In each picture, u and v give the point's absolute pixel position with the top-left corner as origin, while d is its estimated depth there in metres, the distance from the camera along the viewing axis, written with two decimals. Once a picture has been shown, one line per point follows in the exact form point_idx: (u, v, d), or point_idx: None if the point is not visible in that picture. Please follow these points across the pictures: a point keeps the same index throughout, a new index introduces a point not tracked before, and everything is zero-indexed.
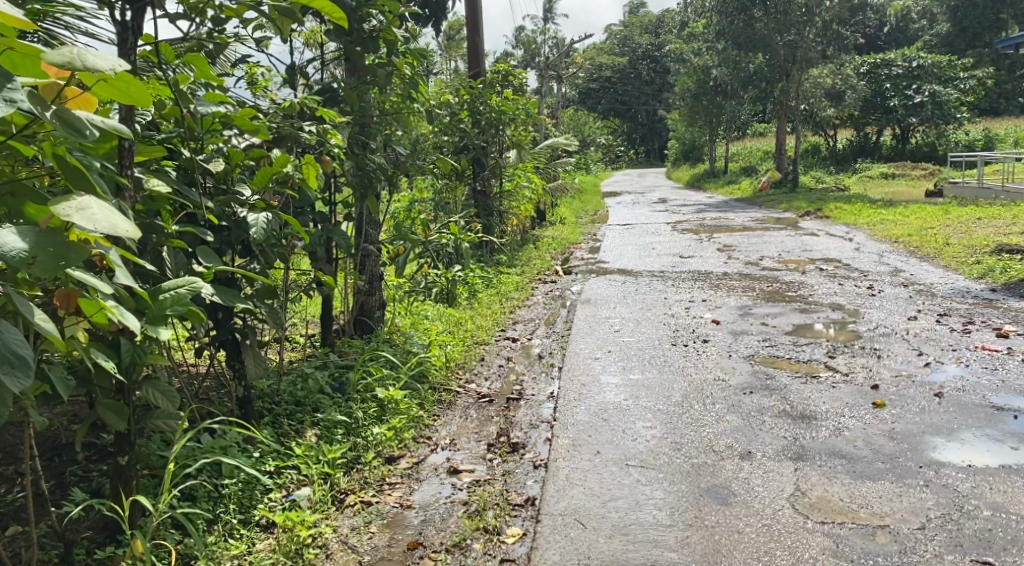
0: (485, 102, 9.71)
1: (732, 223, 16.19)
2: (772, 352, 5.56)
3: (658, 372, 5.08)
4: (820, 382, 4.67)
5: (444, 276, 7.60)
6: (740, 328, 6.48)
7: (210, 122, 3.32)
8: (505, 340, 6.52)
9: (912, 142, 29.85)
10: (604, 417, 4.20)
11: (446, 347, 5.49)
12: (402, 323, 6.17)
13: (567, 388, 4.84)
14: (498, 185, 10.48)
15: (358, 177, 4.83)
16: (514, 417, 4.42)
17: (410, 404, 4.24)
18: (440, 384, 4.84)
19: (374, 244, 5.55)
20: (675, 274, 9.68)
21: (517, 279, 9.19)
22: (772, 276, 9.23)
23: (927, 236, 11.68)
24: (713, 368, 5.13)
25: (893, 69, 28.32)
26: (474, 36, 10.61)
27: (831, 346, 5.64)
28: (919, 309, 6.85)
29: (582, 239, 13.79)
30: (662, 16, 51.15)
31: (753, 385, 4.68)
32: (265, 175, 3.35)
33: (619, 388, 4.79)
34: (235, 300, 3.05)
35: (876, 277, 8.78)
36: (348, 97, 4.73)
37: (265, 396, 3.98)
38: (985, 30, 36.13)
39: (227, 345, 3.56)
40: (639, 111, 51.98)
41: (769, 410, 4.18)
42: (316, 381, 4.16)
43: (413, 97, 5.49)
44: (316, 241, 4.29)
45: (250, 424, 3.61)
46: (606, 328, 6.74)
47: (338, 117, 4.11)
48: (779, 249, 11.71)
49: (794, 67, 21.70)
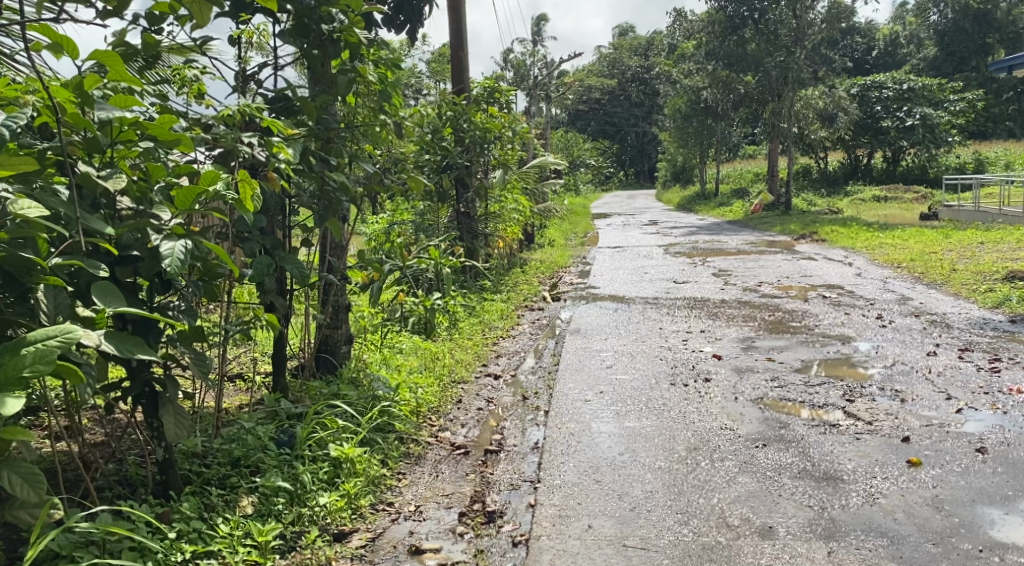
0: (469, 119, 9.20)
1: (725, 246, 15.67)
2: (781, 393, 4.98)
3: (655, 419, 4.49)
4: (842, 434, 4.09)
5: (422, 304, 7.01)
6: (744, 364, 5.90)
7: (119, 130, 2.80)
8: (486, 376, 5.93)
9: (903, 164, 29.56)
10: (596, 477, 3.61)
11: (418, 389, 4.90)
12: (370, 359, 5.58)
13: (553, 438, 4.24)
14: (483, 206, 9.92)
15: (318, 199, 4.27)
16: (492, 476, 3.82)
17: (369, 463, 3.65)
18: (408, 434, 4.24)
19: (338, 274, 4.98)
20: (669, 301, 9.12)
21: (502, 305, 8.61)
22: (772, 304, 8.68)
23: (931, 261, 11.19)
24: (718, 414, 4.54)
25: (884, 91, 28.10)
26: (458, 52, 10.10)
27: (847, 386, 5.07)
28: (937, 343, 6.30)
29: (571, 262, 13.21)
30: (651, 40, 51.18)
31: (765, 436, 4.10)
32: (189, 192, 2.83)
33: (613, 438, 4.19)
34: (133, 351, 2.46)
35: (883, 306, 8.24)
36: (305, 108, 4.18)
37: (198, 456, 3.40)
38: (972, 53, 36.07)
39: (144, 397, 2.99)
40: (628, 133, 51.73)
41: (787, 470, 3.60)
42: (260, 435, 3.58)
43: (385, 110, 4.96)
44: (260, 269, 3.73)
45: (170, 495, 3.02)
46: (597, 363, 6.15)
47: (287, 127, 3.55)
48: (777, 274, 11.19)
49: (786, 88, 21.34)
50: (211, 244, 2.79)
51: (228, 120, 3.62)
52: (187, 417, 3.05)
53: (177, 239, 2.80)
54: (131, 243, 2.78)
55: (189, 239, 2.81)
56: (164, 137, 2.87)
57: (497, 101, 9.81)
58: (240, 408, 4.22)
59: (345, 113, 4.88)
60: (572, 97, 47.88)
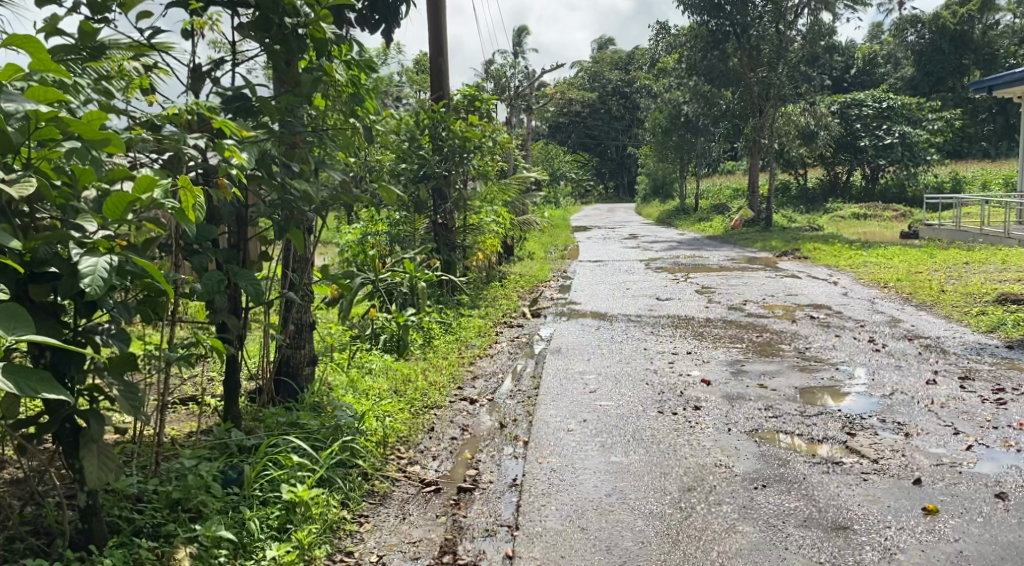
0: (448, 128, 8.90)
1: (707, 262, 15.43)
2: (776, 424, 4.65)
3: (644, 453, 4.14)
4: (847, 474, 3.76)
5: (395, 320, 6.64)
6: (736, 390, 5.56)
7: (36, 127, 2.38)
8: (460, 400, 5.55)
9: (881, 182, 29.64)
10: (580, 524, 3.26)
11: (387, 417, 4.52)
12: (336, 382, 5.19)
13: (533, 474, 3.88)
14: (462, 217, 9.55)
15: (277, 209, 3.89)
16: (465, 520, 3.45)
17: (328, 507, 3.26)
18: (373, 470, 3.86)
19: (301, 291, 4.60)
20: (653, 319, 8.80)
21: (480, 321, 8.25)
22: (759, 325, 8.38)
23: (919, 281, 11.00)
24: (711, 448, 4.20)
25: (864, 109, 28.16)
26: (437, 58, 9.75)
27: (846, 418, 4.76)
28: (935, 370, 6.02)
29: (551, 277, 12.88)
30: (632, 54, 51.29)
31: (763, 475, 3.77)
32: (124, 200, 2.47)
33: (599, 475, 3.83)
34: (38, 389, 2.02)
35: (874, 328, 7.97)
36: (263, 108, 3.81)
37: (132, 497, 3.01)
38: (948, 74, 36.28)
39: (63, 434, 2.58)
40: (609, 146, 51.68)
41: (792, 517, 3.26)
42: (203, 474, 3.17)
43: (357, 115, 4.62)
44: (210, 286, 3.41)
45: (92, 549, 2.59)
46: (579, 387, 5.79)
47: (241, 129, 3.16)
48: (762, 292, 10.91)
49: (767, 104, 21.27)
50: (141, 261, 2.41)
51: (176, 120, 3.26)
52: (115, 459, 2.64)
53: (102, 254, 2.40)
54: (48, 258, 2.38)
55: (114, 255, 2.42)
56: (92, 136, 2.46)
57: (477, 109, 9.45)
58: (188, 438, 3.83)
59: (312, 117, 4.52)
60: (553, 110, 47.75)
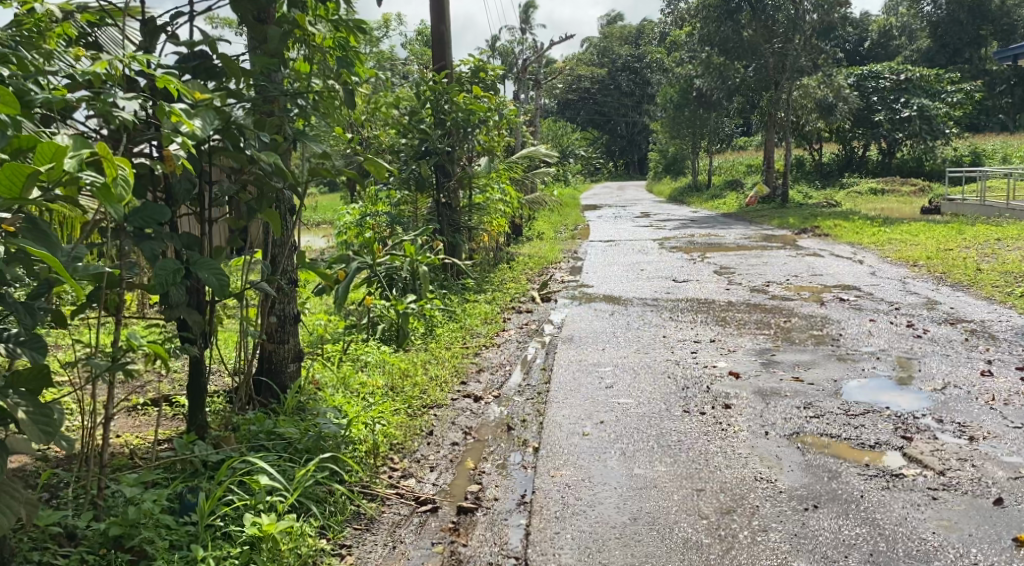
0: (451, 100, 8.27)
1: (724, 240, 14.83)
2: (819, 427, 4.10)
3: (672, 463, 3.60)
4: (912, 491, 3.22)
5: (393, 309, 6.10)
6: (768, 385, 5.00)
7: None
8: (462, 397, 5.01)
9: (899, 156, 28.82)
10: (602, 560, 2.75)
11: (379, 422, 3.99)
12: (324, 380, 4.67)
13: (546, 491, 3.36)
14: (466, 197, 8.96)
15: (240, 185, 3.36)
16: (465, 550, 2.94)
17: (302, 540, 2.74)
18: (359, 490, 3.34)
19: (282, 280, 4.07)
20: (671, 302, 8.23)
21: (485, 307, 7.69)
22: (785, 308, 7.81)
23: (951, 259, 10.40)
24: (749, 456, 3.66)
25: (881, 82, 27.30)
26: (440, 26, 9.15)
27: (898, 418, 4.22)
28: (988, 360, 5.44)
29: (562, 258, 12.31)
30: (643, 29, 50.50)
31: (814, 493, 3.23)
32: (24, 171, 1.94)
33: (621, 493, 3.29)
34: None
35: (911, 312, 7.39)
36: (226, 66, 3.26)
37: (62, 535, 2.52)
38: (965, 46, 35.40)
39: None
40: (619, 123, 50.81)
41: (854, 550, 2.75)
42: (151, 503, 2.67)
43: (342, 79, 4.07)
44: (163, 278, 2.92)
45: None
46: (595, 381, 5.24)
47: (186, 95, 2.64)
48: (785, 272, 10.33)
49: (783, 77, 20.27)
50: (39, 252, 1.91)
51: (112, 79, 2.73)
52: (22, 490, 2.14)
53: None
54: None
55: None
56: None
57: (483, 81, 8.85)
58: (146, 455, 3.33)
59: (290, 80, 3.98)
60: (561, 86, 46.86)
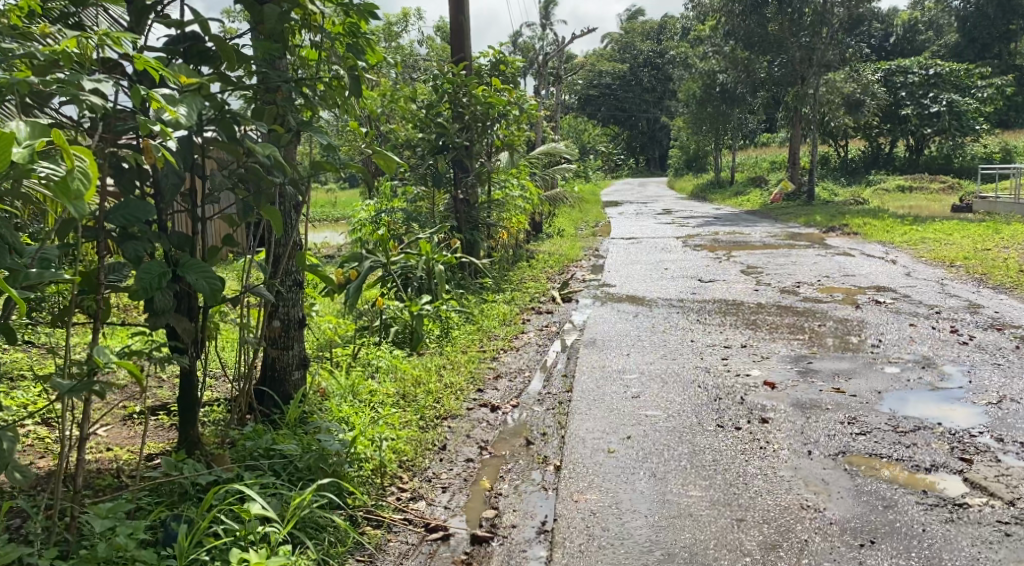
0: (469, 92, 7.89)
1: (750, 238, 14.40)
2: (868, 446, 3.74)
3: (708, 487, 3.27)
4: (981, 525, 2.87)
5: (407, 310, 5.80)
6: (807, 397, 4.64)
7: None
8: (477, 406, 4.70)
9: (927, 152, 28.10)
10: None
11: (387, 436, 3.68)
12: (331, 388, 4.37)
13: (569, 519, 3.04)
14: (484, 193, 8.64)
15: (238, 180, 3.06)
16: None
17: None
18: (363, 516, 3.04)
19: (284, 283, 3.77)
20: (697, 304, 7.87)
21: (503, 308, 7.37)
22: (818, 311, 7.43)
23: (990, 260, 9.91)
24: (793, 480, 3.32)
25: (910, 76, 26.58)
26: (458, 16, 8.81)
27: (955, 436, 3.85)
28: None
29: (583, 255, 11.96)
30: (664, 23, 49.79)
31: (870, 526, 2.89)
32: None
33: (653, 523, 2.97)
34: None
35: (954, 316, 6.97)
36: (220, 49, 2.97)
37: None
38: (994, 40, 34.45)
39: None
40: (640, 118, 50.19)
41: None
42: (128, 536, 2.40)
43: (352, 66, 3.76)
44: (145, 282, 2.63)
45: None
46: (619, 391, 4.89)
47: (168, 80, 2.33)
48: (815, 272, 9.91)
49: (810, 72, 19.68)
50: None
51: (87, 62, 2.44)
52: None
53: None
54: None
55: None
56: None
57: (501, 74, 8.48)
58: (132, 474, 3.07)
59: (295, 66, 3.69)
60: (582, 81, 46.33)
